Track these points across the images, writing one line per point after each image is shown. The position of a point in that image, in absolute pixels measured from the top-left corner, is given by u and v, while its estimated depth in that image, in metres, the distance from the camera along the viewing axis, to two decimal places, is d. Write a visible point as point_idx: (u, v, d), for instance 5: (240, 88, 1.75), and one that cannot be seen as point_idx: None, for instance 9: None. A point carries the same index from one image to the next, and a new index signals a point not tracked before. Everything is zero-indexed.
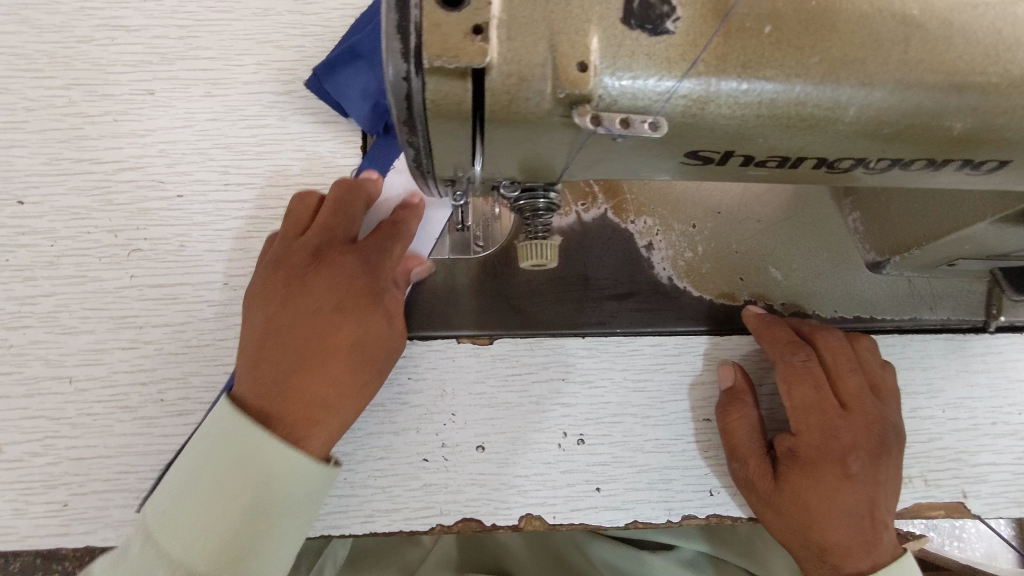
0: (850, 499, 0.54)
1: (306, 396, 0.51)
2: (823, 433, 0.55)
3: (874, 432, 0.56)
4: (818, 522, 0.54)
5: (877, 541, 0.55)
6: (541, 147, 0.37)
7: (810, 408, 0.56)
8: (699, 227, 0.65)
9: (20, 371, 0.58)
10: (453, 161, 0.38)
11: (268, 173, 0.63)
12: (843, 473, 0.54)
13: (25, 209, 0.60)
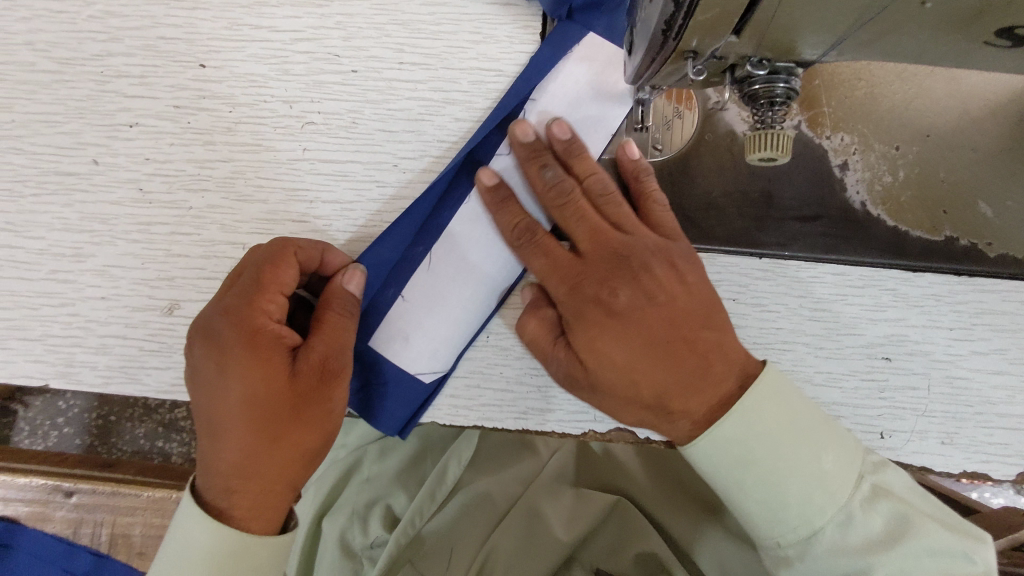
0: (648, 354, 0.50)
1: (237, 393, 0.48)
2: (638, 288, 0.51)
3: (675, 289, 0.52)
4: (635, 374, 0.50)
5: (695, 410, 0.50)
6: (831, 10, 0.32)
7: (549, 258, 0.53)
8: (904, 149, 0.58)
9: (199, 233, 0.59)
10: (720, 23, 0.34)
11: (443, 55, 0.60)
12: (672, 338, 0.50)
13: (206, 72, 0.60)
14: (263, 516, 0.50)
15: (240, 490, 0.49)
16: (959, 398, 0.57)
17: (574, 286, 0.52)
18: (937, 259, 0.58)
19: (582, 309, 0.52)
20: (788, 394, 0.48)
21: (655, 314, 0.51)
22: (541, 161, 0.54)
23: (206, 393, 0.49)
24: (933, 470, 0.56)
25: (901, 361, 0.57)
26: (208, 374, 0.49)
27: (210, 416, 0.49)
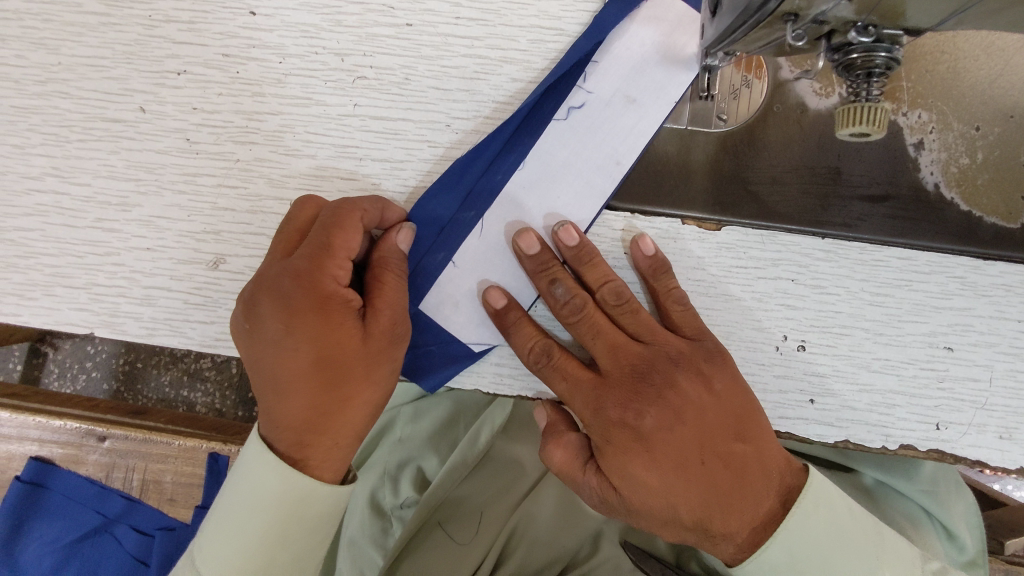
0: (680, 479, 0.51)
1: (309, 359, 0.50)
2: (662, 408, 0.52)
3: (700, 398, 0.52)
4: (672, 503, 0.51)
5: (737, 532, 0.51)
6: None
7: (570, 380, 0.53)
8: (983, 130, 0.55)
9: (245, 187, 0.58)
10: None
11: (502, 10, 0.58)
12: (700, 460, 0.51)
13: (257, 21, 0.58)
14: (328, 464, 0.53)
15: (306, 443, 0.52)
16: (1021, 392, 0.54)
17: (599, 413, 0.52)
18: (1011, 247, 0.55)
19: (609, 435, 0.52)
20: (832, 495, 0.52)
21: (683, 433, 0.52)
22: (550, 276, 0.53)
23: (273, 355, 0.50)
24: (988, 464, 0.55)
25: (964, 351, 0.55)
26: (275, 341, 0.50)
27: (275, 377, 0.50)
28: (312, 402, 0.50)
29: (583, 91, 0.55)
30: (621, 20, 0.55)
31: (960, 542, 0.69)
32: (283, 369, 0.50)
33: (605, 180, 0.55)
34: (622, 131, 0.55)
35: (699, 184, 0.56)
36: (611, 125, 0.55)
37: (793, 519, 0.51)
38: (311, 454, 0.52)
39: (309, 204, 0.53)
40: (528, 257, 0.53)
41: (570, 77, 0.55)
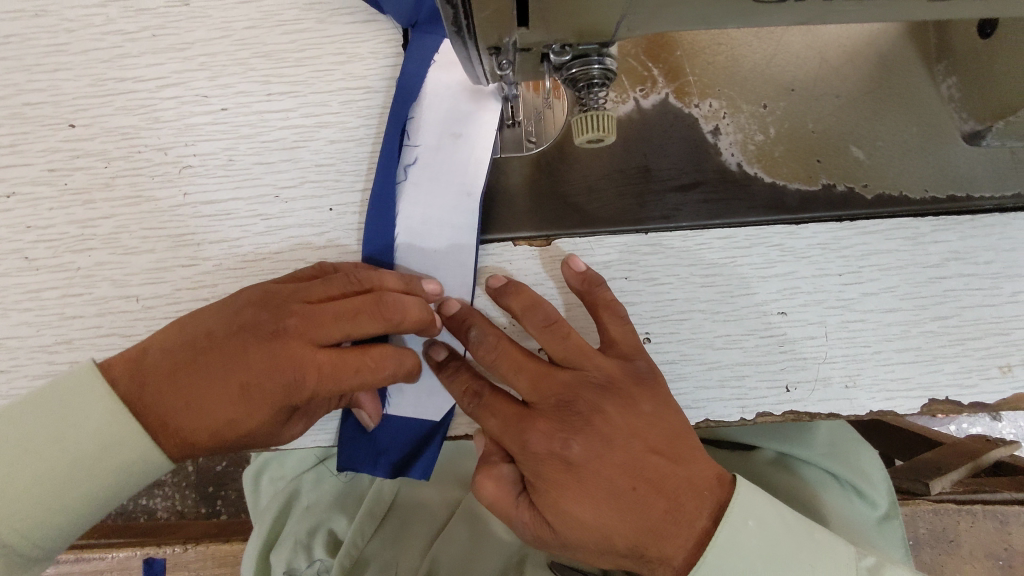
0: (612, 507, 0.48)
1: (204, 355, 0.48)
2: (590, 436, 0.50)
3: (626, 421, 0.51)
4: (606, 531, 0.49)
5: (673, 556, 0.48)
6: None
7: (499, 416, 0.52)
8: (770, 106, 0.60)
9: (90, 292, 0.59)
10: (494, 23, 0.35)
11: (310, 79, 0.60)
12: (631, 486, 0.49)
13: (77, 132, 0.60)
14: (174, 436, 0.48)
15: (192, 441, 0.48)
16: (856, 340, 0.57)
17: (526, 450, 0.50)
18: (817, 208, 0.59)
19: (539, 468, 0.50)
20: (761, 500, 0.50)
21: (612, 461, 0.49)
22: (466, 325, 0.54)
23: (155, 380, 0.48)
24: (842, 415, 0.57)
25: (795, 313, 0.58)
26: (187, 348, 0.48)
27: (150, 414, 0.47)
28: (217, 389, 0.47)
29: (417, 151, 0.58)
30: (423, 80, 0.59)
31: (873, 500, 0.68)
32: (183, 381, 0.48)
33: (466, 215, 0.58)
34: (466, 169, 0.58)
35: (521, 206, 0.59)
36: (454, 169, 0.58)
37: (724, 536, 0.48)
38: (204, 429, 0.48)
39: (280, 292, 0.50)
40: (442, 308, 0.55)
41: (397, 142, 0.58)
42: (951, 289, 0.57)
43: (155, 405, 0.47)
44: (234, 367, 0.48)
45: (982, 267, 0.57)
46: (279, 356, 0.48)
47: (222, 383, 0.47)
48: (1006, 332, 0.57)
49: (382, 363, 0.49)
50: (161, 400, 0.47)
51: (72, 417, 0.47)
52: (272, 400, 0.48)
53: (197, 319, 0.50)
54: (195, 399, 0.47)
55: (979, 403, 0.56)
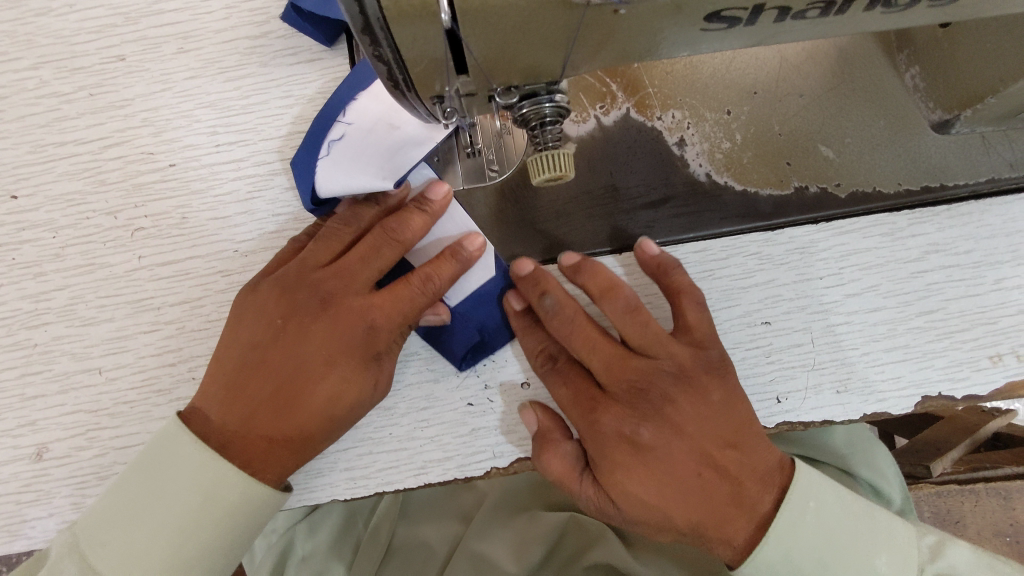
0: (675, 490, 0.48)
1: (258, 348, 0.50)
2: (662, 423, 0.49)
3: (701, 409, 0.49)
4: (665, 512, 0.48)
5: (735, 537, 0.47)
6: (531, 43, 0.30)
7: (569, 387, 0.52)
8: (734, 112, 0.58)
9: (50, 368, 0.56)
10: (434, 76, 0.33)
11: (259, 126, 0.58)
12: (698, 470, 0.48)
13: (20, 202, 0.58)
14: (271, 464, 0.49)
15: (286, 439, 0.49)
16: (843, 344, 0.56)
17: (595, 428, 0.50)
18: (791, 211, 0.57)
19: (606, 450, 0.50)
20: (824, 486, 0.49)
21: (682, 447, 0.49)
22: (541, 289, 0.53)
23: (228, 400, 0.49)
24: (837, 421, 0.55)
25: (780, 322, 0.56)
26: (237, 358, 0.50)
27: (237, 438, 0.48)
28: (291, 371, 0.50)
29: (338, 142, 0.52)
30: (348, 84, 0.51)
31: (888, 496, 0.66)
32: (247, 392, 0.49)
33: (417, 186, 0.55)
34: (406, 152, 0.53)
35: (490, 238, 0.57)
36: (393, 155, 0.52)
37: (785, 523, 0.46)
38: (274, 411, 0.49)
39: (298, 274, 0.52)
40: (522, 278, 0.55)
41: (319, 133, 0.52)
42: (934, 283, 0.56)
43: (257, 425, 0.49)
44: (302, 352, 0.50)
45: (963, 257, 0.56)
46: (331, 320, 0.50)
47: (298, 363, 0.50)
48: (994, 321, 0.55)
49: (424, 275, 0.51)
50: (267, 415, 0.49)
51: (175, 475, 0.47)
52: (364, 356, 0.50)
53: (244, 328, 0.51)
54: (284, 398, 0.49)
55: (974, 396, 0.55)
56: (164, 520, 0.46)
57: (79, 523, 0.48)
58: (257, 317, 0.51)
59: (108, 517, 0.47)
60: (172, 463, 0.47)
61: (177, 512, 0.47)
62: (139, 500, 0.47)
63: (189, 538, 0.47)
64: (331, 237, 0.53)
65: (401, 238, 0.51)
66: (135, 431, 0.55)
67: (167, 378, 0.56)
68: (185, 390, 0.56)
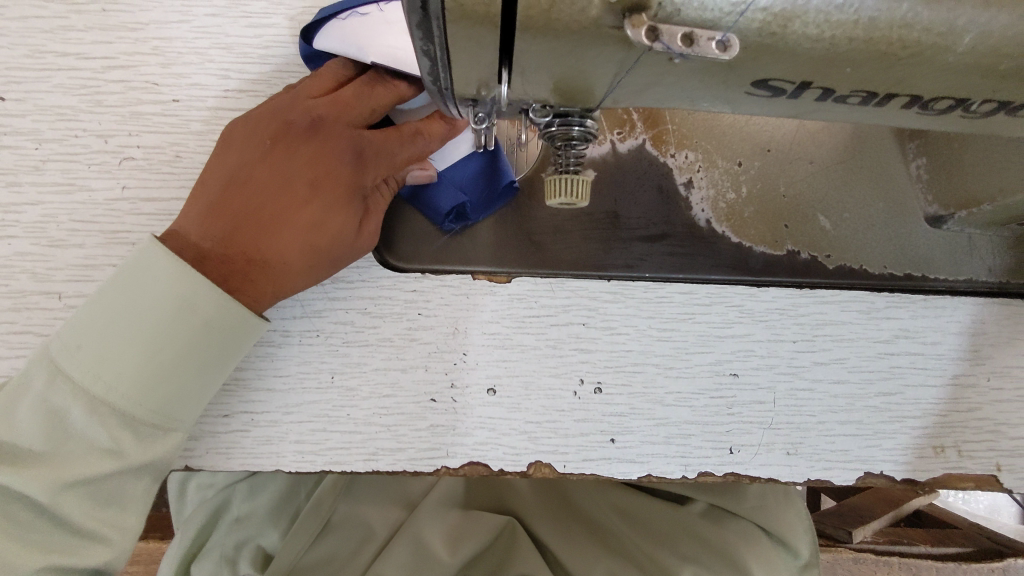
0: None
1: (240, 160, 0.48)
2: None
3: None
4: None
5: None
6: (579, 73, 0.30)
7: None
8: (745, 165, 0.59)
9: (7, 284, 0.54)
10: (476, 81, 0.32)
11: (273, 80, 0.57)
12: None
13: (6, 106, 0.55)
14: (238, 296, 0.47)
15: (252, 263, 0.47)
16: (802, 409, 0.57)
17: None
18: (780, 272, 0.59)
19: None
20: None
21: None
22: None
23: (209, 218, 0.47)
24: (781, 481, 0.56)
25: (747, 376, 0.57)
26: (218, 173, 0.48)
27: (210, 259, 0.46)
28: (269, 190, 0.47)
29: (360, 17, 0.49)
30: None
31: (795, 550, 0.67)
32: (224, 207, 0.47)
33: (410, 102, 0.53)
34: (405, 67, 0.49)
35: (484, 240, 0.57)
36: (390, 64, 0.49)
37: None
38: (244, 229, 0.47)
39: (292, 98, 0.50)
40: None
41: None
42: (897, 366, 0.58)
43: (238, 243, 0.47)
44: (288, 169, 0.48)
45: (928, 347, 0.58)
46: (320, 143, 0.48)
47: (278, 180, 0.48)
48: (945, 414, 0.58)
49: (415, 129, 0.49)
50: (248, 233, 0.47)
51: (148, 285, 0.44)
52: (349, 187, 0.48)
53: (229, 146, 0.49)
54: (267, 221, 0.47)
55: (911, 480, 0.57)
56: (141, 327, 0.44)
57: (54, 335, 0.45)
58: (244, 134, 0.49)
59: (81, 325, 0.44)
60: (144, 276, 0.44)
61: (140, 330, 0.44)
62: (111, 310, 0.44)
63: (162, 347, 0.44)
64: (325, 74, 0.51)
65: (395, 83, 0.50)
66: None
67: None
68: None
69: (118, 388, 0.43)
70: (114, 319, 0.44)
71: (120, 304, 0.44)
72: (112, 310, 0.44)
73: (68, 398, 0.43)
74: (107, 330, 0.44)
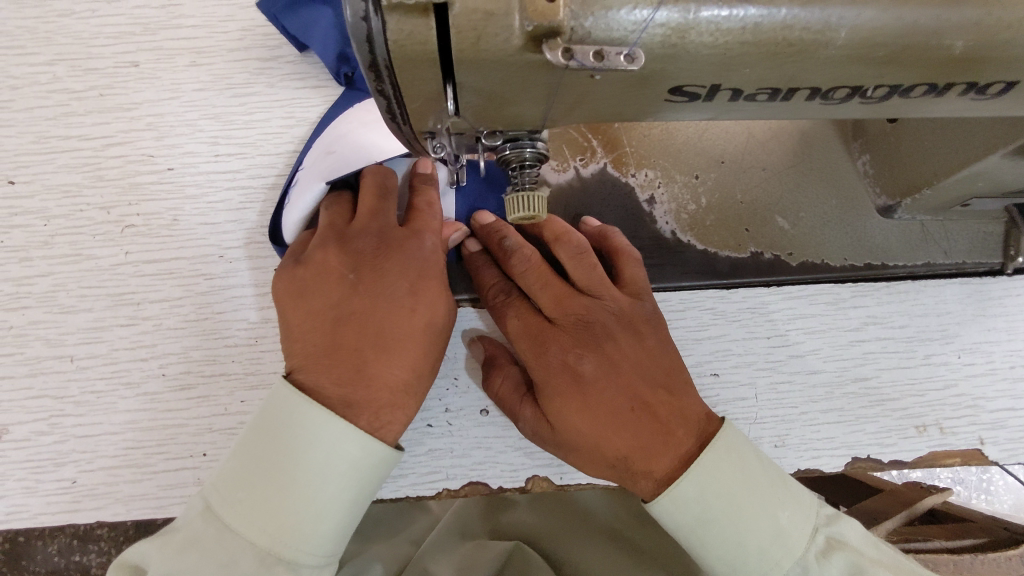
0: (610, 423, 0.49)
1: (327, 309, 0.50)
2: (602, 357, 0.52)
3: (636, 353, 0.52)
4: (597, 441, 0.50)
5: (654, 469, 0.48)
6: (515, 95, 0.34)
7: (522, 319, 0.54)
8: (702, 177, 0.63)
9: (22, 352, 0.57)
10: (429, 114, 0.36)
11: (258, 142, 0.62)
12: (630, 408, 0.50)
13: (16, 188, 0.60)
14: (390, 418, 0.48)
15: (381, 377, 0.48)
16: (784, 402, 0.59)
17: (541, 359, 0.52)
18: (746, 273, 0.62)
19: (550, 378, 0.52)
20: (746, 449, 0.48)
21: (615, 383, 0.51)
22: (500, 235, 0.56)
23: (328, 378, 0.47)
24: None
25: (728, 375, 0.60)
26: (304, 332, 0.50)
27: (338, 400, 0.46)
28: (371, 317, 0.49)
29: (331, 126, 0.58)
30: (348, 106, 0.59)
31: None
32: (333, 363, 0.48)
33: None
34: (351, 155, 0.54)
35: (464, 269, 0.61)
36: (338, 156, 0.55)
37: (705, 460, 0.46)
38: (360, 354, 0.48)
39: (331, 230, 0.53)
40: (482, 230, 0.58)
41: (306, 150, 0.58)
42: (870, 352, 0.61)
43: (362, 377, 0.47)
44: (383, 288, 0.50)
45: (897, 331, 0.61)
46: (397, 250, 0.52)
47: (377, 304, 0.50)
48: (921, 393, 0.60)
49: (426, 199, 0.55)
50: (370, 360, 0.48)
51: (301, 435, 0.44)
52: (439, 273, 0.53)
53: (300, 306, 0.51)
54: (382, 335, 0.49)
55: (898, 461, 0.59)
56: (283, 482, 0.43)
57: (213, 479, 0.45)
58: (314, 294, 0.51)
59: (240, 474, 0.44)
60: (289, 420, 0.44)
61: (273, 485, 0.43)
62: (259, 459, 0.44)
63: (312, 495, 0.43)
64: (334, 211, 0.54)
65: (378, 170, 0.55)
66: (100, 420, 0.57)
67: (138, 373, 0.58)
68: (155, 385, 0.57)
69: (272, 546, 0.42)
70: (254, 477, 0.43)
71: (262, 452, 0.44)
72: (247, 467, 0.44)
73: (242, 550, 0.42)
74: (262, 476, 0.43)
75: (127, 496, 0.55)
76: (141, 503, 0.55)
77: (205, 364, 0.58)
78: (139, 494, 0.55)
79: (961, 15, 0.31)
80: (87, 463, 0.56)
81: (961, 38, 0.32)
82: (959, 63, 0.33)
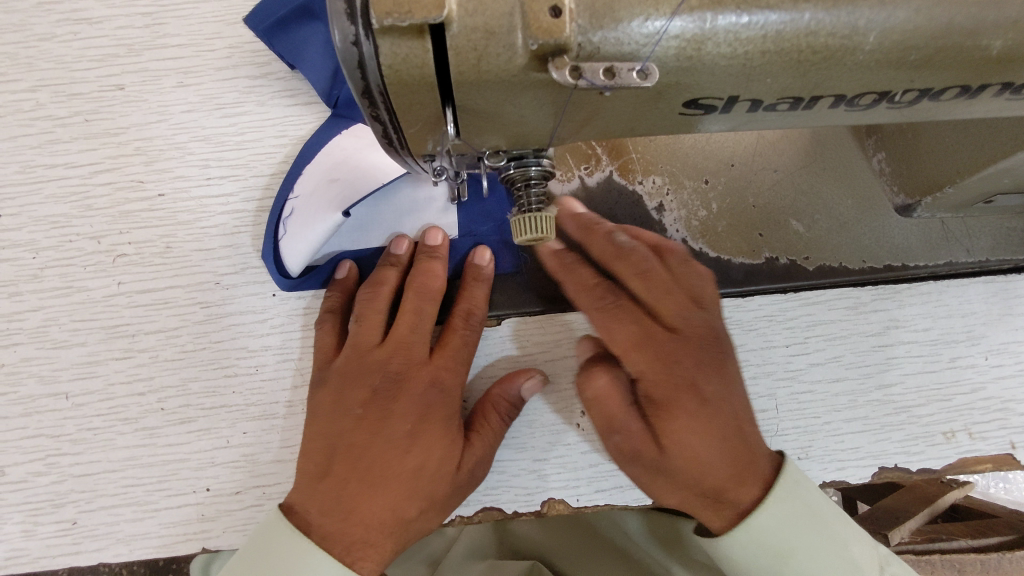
0: (717, 445, 0.45)
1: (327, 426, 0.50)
2: (711, 375, 0.48)
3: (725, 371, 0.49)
4: (699, 464, 0.45)
5: (742, 497, 0.45)
6: (521, 115, 0.32)
7: (639, 322, 0.49)
8: (711, 182, 0.61)
9: (15, 391, 0.56)
10: (428, 137, 0.34)
11: (250, 162, 0.60)
12: (736, 426, 0.47)
13: (3, 221, 0.58)
14: (375, 540, 0.46)
15: (364, 499, 0.47)
16: (806, 412, 0.57)
17: (660, 368, 0.48)
18: (762, 280, 0.60)
19: (672, 390, 0.47)
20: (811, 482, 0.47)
21: (729, 402, 0.47)
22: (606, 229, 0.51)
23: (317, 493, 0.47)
24: None
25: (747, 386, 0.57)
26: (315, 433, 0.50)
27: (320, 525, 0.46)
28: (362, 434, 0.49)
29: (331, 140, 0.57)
30: (337, 133, 0.57)
31: None
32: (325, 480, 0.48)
33: (365, 223, 0.59)
34: (360, 184, 0.56)
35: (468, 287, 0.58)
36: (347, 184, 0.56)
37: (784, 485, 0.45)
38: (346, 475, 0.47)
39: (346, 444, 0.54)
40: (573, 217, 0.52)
41: (296, 168, 0.56)
42: (893, 357, 0.58)
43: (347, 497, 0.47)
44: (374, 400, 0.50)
45: (921, 333, 0.59)
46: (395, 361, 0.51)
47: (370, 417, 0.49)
48: (948, 398, 0.58)
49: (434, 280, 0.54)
50: (355, 482, 0.47)
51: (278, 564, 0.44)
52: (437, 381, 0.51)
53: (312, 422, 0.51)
54: (358, 440, 0.49)
55: (928, 470, 0.57)
56: None
57: None
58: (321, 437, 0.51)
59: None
60: (273, 549, 0.44)
61: None
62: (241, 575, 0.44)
63: None
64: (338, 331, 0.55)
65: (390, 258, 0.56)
66: (97, 458, 0.55)
67: (135, 408, 0.55)
68: (153, 420, 0.55)
69: None
70: None
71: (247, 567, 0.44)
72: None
73: None
74: None
75: (129, 537, 0.53)
76: (144, 543, 0.53)
77: (205, 396, 0.56)
78: (141, 534, 0.53)
79: (999, 11, 0.29)
80: (86, 504, 0.54)
81: (998, 37, 0.30)
82: (996, 64, 0.31)
